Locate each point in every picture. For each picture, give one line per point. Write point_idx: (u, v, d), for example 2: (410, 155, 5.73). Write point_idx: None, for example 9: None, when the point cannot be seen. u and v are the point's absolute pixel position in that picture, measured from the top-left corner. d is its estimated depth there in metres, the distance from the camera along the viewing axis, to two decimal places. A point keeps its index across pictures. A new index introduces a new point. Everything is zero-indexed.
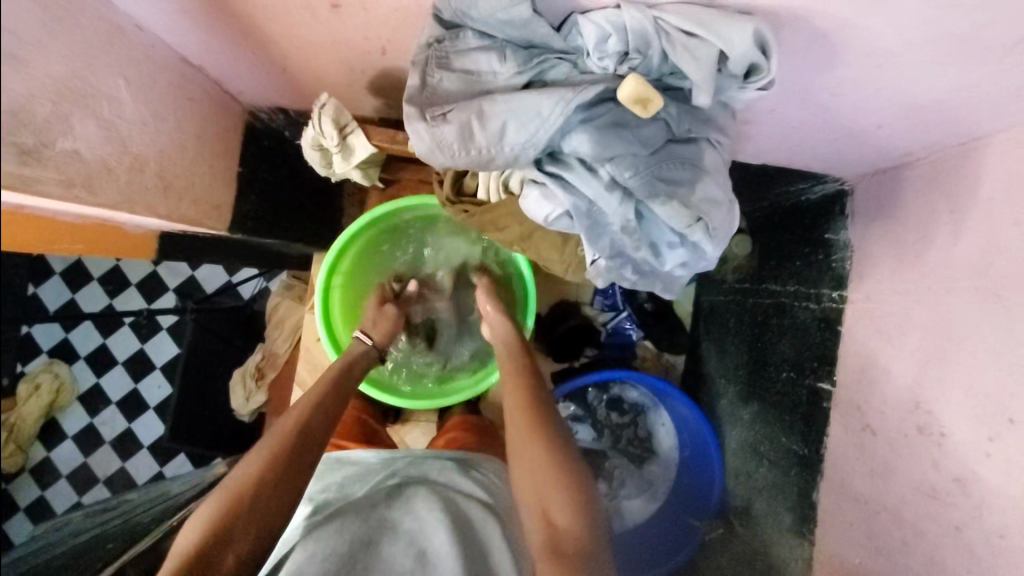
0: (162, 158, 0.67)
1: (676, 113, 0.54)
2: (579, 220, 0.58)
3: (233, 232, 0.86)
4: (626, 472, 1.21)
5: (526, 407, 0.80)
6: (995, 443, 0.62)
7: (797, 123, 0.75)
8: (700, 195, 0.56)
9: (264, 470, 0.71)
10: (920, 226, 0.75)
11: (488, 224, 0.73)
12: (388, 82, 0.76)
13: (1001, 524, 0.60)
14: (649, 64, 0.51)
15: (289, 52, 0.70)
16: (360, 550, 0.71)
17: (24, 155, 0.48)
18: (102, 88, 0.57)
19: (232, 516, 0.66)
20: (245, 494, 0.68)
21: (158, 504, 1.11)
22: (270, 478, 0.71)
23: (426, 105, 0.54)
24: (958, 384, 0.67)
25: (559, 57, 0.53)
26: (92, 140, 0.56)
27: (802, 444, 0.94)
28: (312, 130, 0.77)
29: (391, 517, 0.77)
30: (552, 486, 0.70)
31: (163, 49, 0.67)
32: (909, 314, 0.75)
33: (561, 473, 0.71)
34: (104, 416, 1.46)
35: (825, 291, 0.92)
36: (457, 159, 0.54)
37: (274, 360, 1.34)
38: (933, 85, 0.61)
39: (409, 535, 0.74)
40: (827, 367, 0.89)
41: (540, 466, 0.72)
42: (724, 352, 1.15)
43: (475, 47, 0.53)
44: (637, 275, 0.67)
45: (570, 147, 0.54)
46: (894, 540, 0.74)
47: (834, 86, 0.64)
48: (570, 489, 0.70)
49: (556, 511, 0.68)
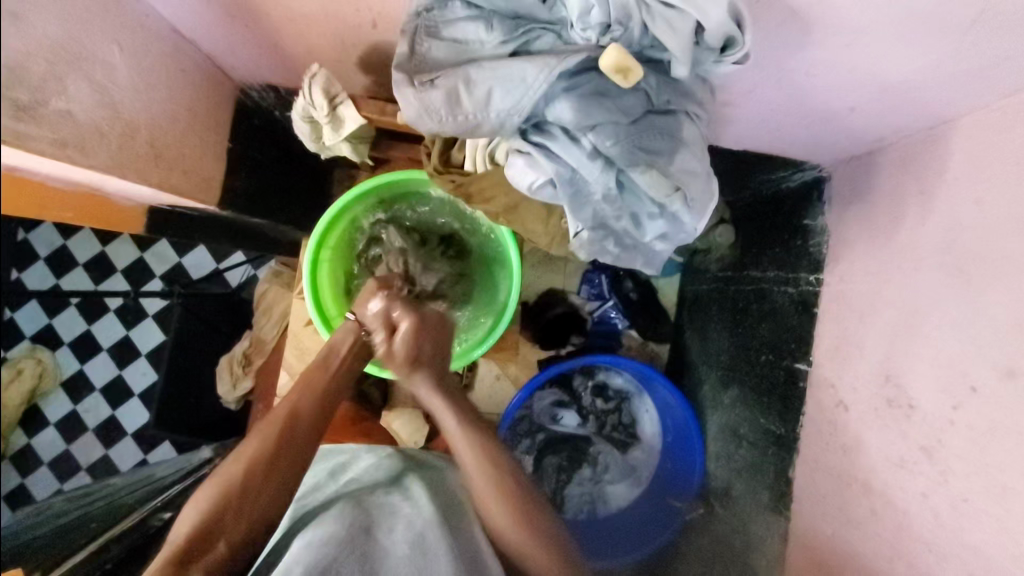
0: (153, 126, 0.68)
1: (656, 83, 0.57)
2: (562, 188, 0.60)
3: (220, 207, 0.85)
4: (611, 458, 1.22)
5: (488, 471, 0.76)
6: (958, 411, 0.64)
7: (775, 106, 0.78)
8: (679, 166, 0.59)
9: (248, 474, 0.74)
10: (891, 208, 0.78)
11: (474, 195, 0.75)
12: (378, 59, 0.78)
13: (963, 488, 0.62)
14: (630, 36, 0.53)
15: (280, 25, 0.71)
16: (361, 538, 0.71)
17: (18, 111, 0.49)
18: (95, 52, 0.59)
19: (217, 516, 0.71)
20: (240, 487, 0.73)
21: (142, 487, 1.10)
22: (253, 484, 0.73)
23: (414, 72, 0.56)
24: (922, 356, 0.69)
25: (544, 28, 0.55)
26: (85, 103, 0.57)
27: (779, 424, 0.96)
28: (302, 100, 0.78)
29: (384, 504, 0.78)
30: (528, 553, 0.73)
31: (157, 19, 0.69)
32: (880, 291, 0.78)
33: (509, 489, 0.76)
34: (88, 403, 1.42)
35: (803, 275, 0.94)
36: (444, 125, 0.56)
37: (262, 347, 1.37)
38: (901, 65, 0.64)
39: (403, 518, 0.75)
40: (804, 348, 0.92)
41: (518, 535, 0.74)
42: (706, 338, 1.18)
43: (463, 17, 0.55)
44: (619, 248, 0.70)
45: (554, 115, 0.56)
46: (864, 510, 0.77)
47: (809, 67, 0.67)
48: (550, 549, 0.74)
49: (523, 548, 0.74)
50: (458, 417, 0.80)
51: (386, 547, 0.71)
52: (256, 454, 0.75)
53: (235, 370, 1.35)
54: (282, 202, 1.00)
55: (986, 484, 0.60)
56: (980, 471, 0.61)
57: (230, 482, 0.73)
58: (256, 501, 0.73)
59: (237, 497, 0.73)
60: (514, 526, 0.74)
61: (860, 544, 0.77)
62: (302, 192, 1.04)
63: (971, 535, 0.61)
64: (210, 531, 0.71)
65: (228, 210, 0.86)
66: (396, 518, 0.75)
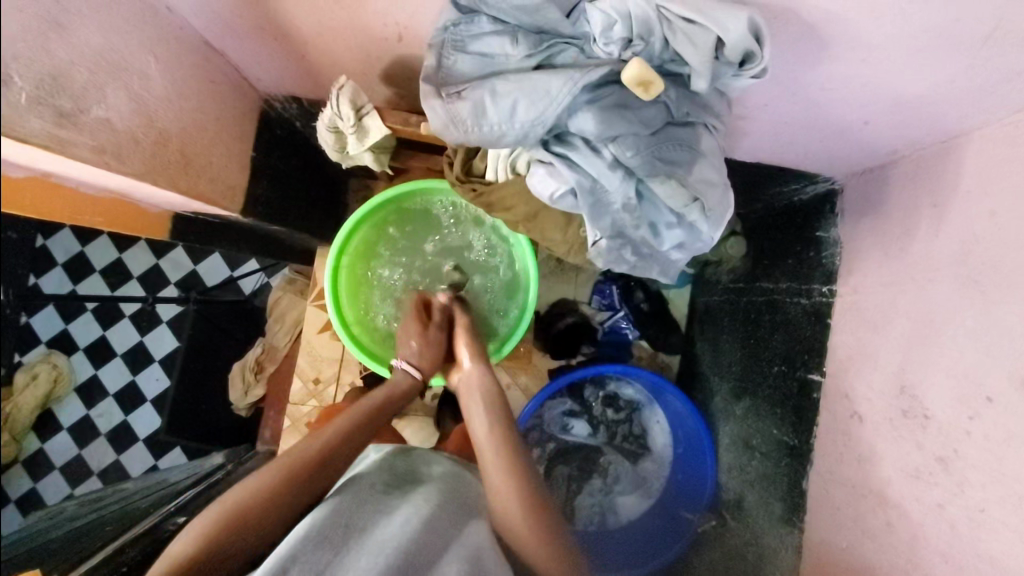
0: (184, 134, 0.70)
1: (676, 96, 0.58)
2: (583, 198, 0.62)
3: (243, 215, 0.87)
4: (621, 469, 1.23)
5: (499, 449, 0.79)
6: (975, 421, 0.64)
7: (790, 119, 0.79)
8: (697, 176, 0.61)
9: (268, 499, 0.71)
10: (905, 221, 0.79)
11: (495, 203, 0.78)
12: (401, 72, 0.80)
13: (979, 498, 0.62)
14: (651, 50, 0.55)
15: (309, 39, 0.74)
16: (355, 534, 0.69)
17: (60, 118, 0.51)
18: (133, 64, 0.61)
19: (233, 534, 0.67)
20: (255, 510, 0.69)
21: (154, 491, 1.09)
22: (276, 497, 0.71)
23: (441, 85, 0.59)
24: (938, 367, 0.70)
25: (567, 42, 0.57)
26: (122, 111, 0.59)
27: (793, 435, 0.96)
28: (329, 111, 0.80)
29: (383, 504, 0.75)
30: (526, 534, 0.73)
31: (190, 31, 0.71)
32: (894, 303, 0.78)
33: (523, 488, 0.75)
34: (101, 408, 1.41)
35: (816, 287, 0.95)
36: (470, 135, 0.58)
37: (273, 353, 1.35)
38: (915, 80, 0.66)
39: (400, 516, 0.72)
40: (818, 360, 0.92)
41: (513, 505, 0.74)
42: (718, 350, 1.18)
43: (489, 31, 0.57)
44: (636, 257, 0.71)
45: (576, 126, 0.58)
46: (880, 522, 0.77)
47: (825, 81, 0.69)
48: (547, 531, 0.73)
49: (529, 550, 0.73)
50: (486, 402, 0.85)
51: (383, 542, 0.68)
52: (278, 485, 0.72)
53: (248, 377, 1.33)
54: (300, 210, 1.01)
55: (1003, 494, 0.60)
56: (996, 481, 0.61)
57: (249, 505, 0.69)
58: (266, 526, 0.70)
59: (252, 521, 0.69)
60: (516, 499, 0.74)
61: (877, 555, 0.76)
62: (318, 201, 1.06)
63: (988, 546, 0.61)
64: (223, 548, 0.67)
65: (251, 219, 0.89)
66: (396, 517, 0.72)
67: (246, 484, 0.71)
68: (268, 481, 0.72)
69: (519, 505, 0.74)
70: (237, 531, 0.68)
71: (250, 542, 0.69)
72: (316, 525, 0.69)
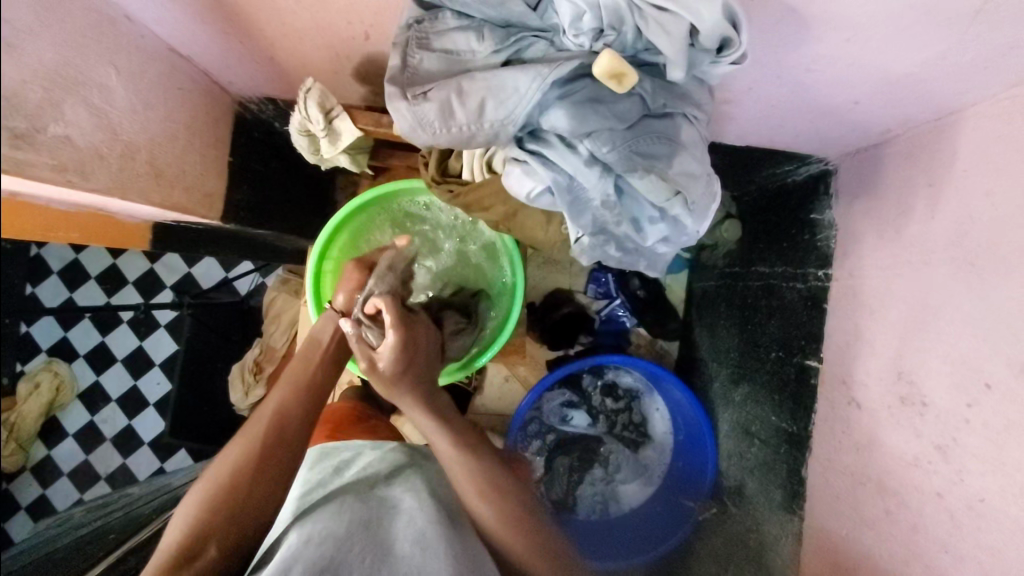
0: (153, 146, 0.69)
1: (651, 87, 0.56)
2: (560, 196, 0.60)
3: (224, 222, 0.86)
4: (622, 457, 1.22)
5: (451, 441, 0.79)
6: (973, 409, 0.62)
7: (778, 102, 0.76)
8: (679, 169, 0.58)
9: (240, 468, 0.72)
10: (900, 202, 0.76)
11: (473, 203, 0.75)
12: (373, 69, 0.78)
13: (979, 487, 0.61)
14: (623, 39, 0.53)
15: (275, 38, 0.71)
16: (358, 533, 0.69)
17: (16, 138, 0.49)
18: (92, 77, 0.59)
19: (218, 508, 0.69)
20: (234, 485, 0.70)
21: (158, 496, 1.10)
22: (241, 486, 0.71)
23: (407, 85, 0.56)
24: (936, 355, 0.68)
25: (536, 35, 0.55)
26: (84, 127, 0.58)
27: (791, 422, 0.95)
28: (298, 114, 0.78)
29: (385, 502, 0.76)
30: (515, 542, 0.73)
31: (152, 39, 0.69)
32: (890, 287, 0.76)
33: (499, 490, 0.76)
34: (104, 413, 1.43)
35: (812, 271, 0.93)
36: (438, 137, 0.56)
37: (273, 354, 1.32)
38: (906, 57, 0.62)
39: (406, 515, 0.73)
40: (815, 346, 0.90)
41: (490, 514, 0.74)
42: (715, 335, 1.17)
43: (454, 27, 0.56)
44: (621, 252, 0.70)
45: (548, 123, 0.56)
46: (879, 510, 0.76)
47: (812, 62, 0.66)
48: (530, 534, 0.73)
49: (516, 553, 0.72)
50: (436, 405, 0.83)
51: (387, 542, 0.68)
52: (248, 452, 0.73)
53: (247, 378, 1.30)
54: (285, 213, 1.00)
55: (1004, 484, 0.58)
56: (997, 471, 0.59)
57: (223, 479, 0.71)
58: (250, 502, 0.70)
59: (231, 495, 0.70)
60: (493, 512, 0.74)
61: (876, 542, 0.75)
62: (303, 201, 1.04)
63: (988, 536, 0.59)
64: (208, 531, 0.67)
65: (232, 224, 0.88)
66: (399, 515, 0.73)
67: (225, 459, 0.73)
68: (235, 454, 0.73)
69: (499, 515, 0.74)
70: (225, 506, 0.69)
71: (249, 516, 0.70)
72: (320, 526, 0.68)
